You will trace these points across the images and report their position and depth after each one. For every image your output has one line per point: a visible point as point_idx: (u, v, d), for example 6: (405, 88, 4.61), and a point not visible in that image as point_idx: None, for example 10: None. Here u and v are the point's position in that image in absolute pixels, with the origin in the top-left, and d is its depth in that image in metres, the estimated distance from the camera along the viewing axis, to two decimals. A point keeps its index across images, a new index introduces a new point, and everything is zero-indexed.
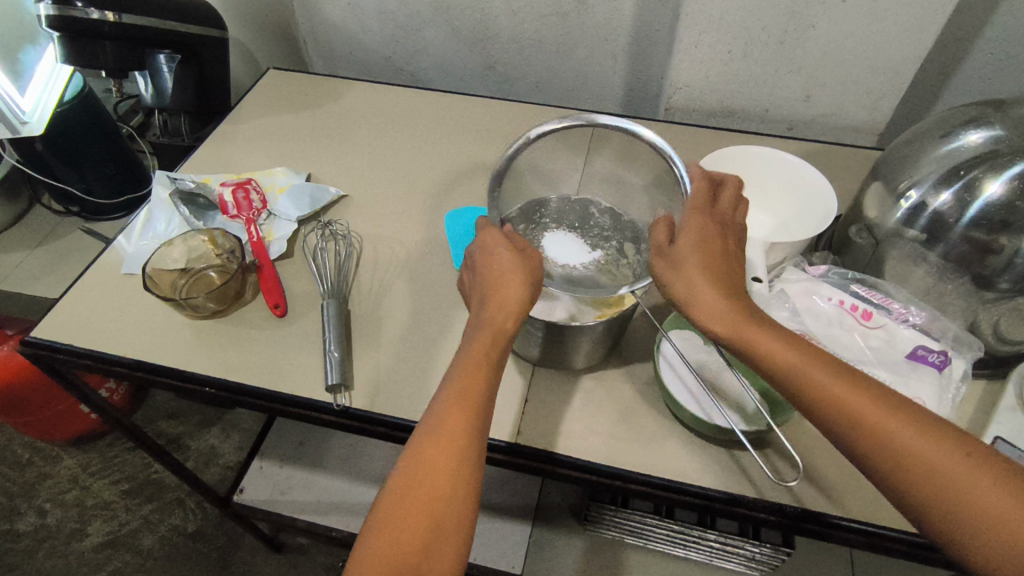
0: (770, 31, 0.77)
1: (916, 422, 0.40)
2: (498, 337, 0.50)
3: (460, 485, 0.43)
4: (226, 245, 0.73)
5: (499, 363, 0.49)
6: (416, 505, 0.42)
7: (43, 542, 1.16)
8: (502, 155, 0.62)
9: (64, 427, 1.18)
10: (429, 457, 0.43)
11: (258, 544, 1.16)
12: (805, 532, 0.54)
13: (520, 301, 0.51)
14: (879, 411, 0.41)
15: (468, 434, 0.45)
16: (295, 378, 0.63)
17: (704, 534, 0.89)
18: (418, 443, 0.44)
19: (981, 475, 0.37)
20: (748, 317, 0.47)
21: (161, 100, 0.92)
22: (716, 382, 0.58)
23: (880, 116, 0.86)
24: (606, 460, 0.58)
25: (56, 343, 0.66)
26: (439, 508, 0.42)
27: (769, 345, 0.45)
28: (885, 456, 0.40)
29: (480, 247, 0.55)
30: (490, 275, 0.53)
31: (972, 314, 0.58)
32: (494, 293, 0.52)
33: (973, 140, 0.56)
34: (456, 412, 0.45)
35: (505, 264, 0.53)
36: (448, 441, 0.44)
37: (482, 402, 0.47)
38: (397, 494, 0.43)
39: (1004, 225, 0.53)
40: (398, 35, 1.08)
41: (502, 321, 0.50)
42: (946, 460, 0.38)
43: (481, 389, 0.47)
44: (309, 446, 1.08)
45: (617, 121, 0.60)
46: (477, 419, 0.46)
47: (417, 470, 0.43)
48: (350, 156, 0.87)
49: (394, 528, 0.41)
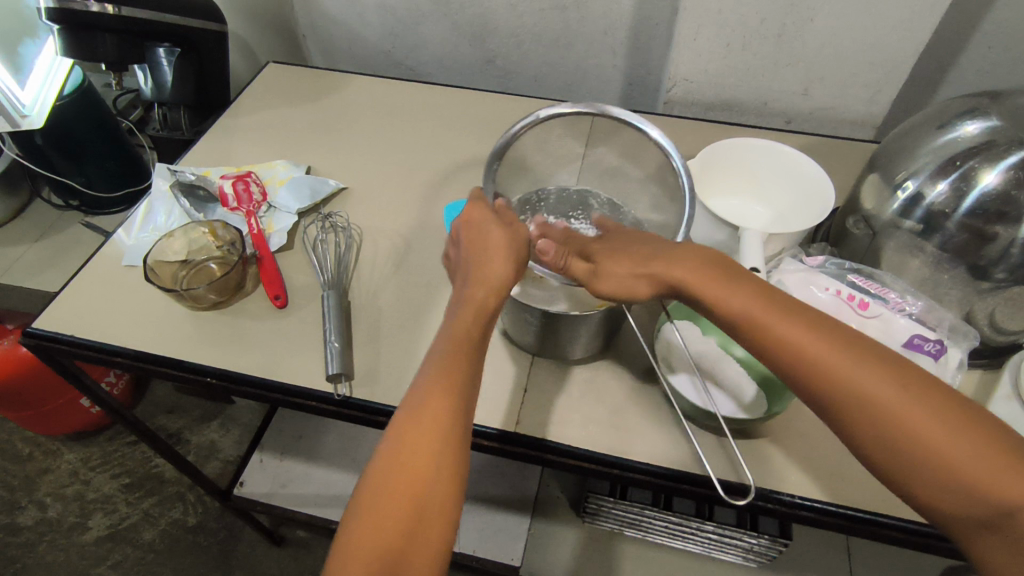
0: (768, 24, 0.78)
1: (897, 379, 0.39)
2: (481, 311, 0.51)
3: (444, 466, 0.43)
4: (226, 237, 0.73)
5: (479, 341, 0.50)
6: (398, 485, 0.42)
7: (44, 536, 1.17)
8: (505, 133, 0.65)
9: (64, 421, 1.18)
10: (411, 438, 0.44)
11: (258, 538, 1.17)
12: (800, 520, 0.55)
13: (503, 276, 0.52)
14: (859, 370, 0.40)
15: (448, 415, 0.45)
16: (295, 369, 0.63)
17: (703, 525, 0.90)
18: (401, 427, 0.44)
19: (956, 431, 0.37)
20: (721, 275, 0.46)
21: (161, 94, 0.92)
22: (715, 372, 0.59)
23: (878, 109, 0.86)
24: (604, 449, 0.59)
25: (57, 335, 0.66)
26: (422, 489, 0.42)
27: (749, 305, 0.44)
28: (863, 417, 0.39)
29: (463, 224, 0.57)
30: (474, 254, 0.54)
31: (968, 305, 0.59)
32: (477, 269, 0.53)
33: (969, 130, 0.56)
34: (436, 394, 0.46)
35: (488, 242, 0.54)
36: (431, 422, 0.44)
37: (463, 383, 0.47)
38: (380, 479, 0.43)
39: (1000, 215, 0.54)
40: (397, 30, 1.08)
41: (484, 299, 0.51)
42: (923, 418, 0.38)
43: (461, 369, 0.47)
44: (309, 440, 1.08)
45: (627, 115, 0.64)
46: (457, 401, 0.46)
47: (399, 453, 0.43)
48: (350, 149, 0.87)
49: (377, 513, 0.41)
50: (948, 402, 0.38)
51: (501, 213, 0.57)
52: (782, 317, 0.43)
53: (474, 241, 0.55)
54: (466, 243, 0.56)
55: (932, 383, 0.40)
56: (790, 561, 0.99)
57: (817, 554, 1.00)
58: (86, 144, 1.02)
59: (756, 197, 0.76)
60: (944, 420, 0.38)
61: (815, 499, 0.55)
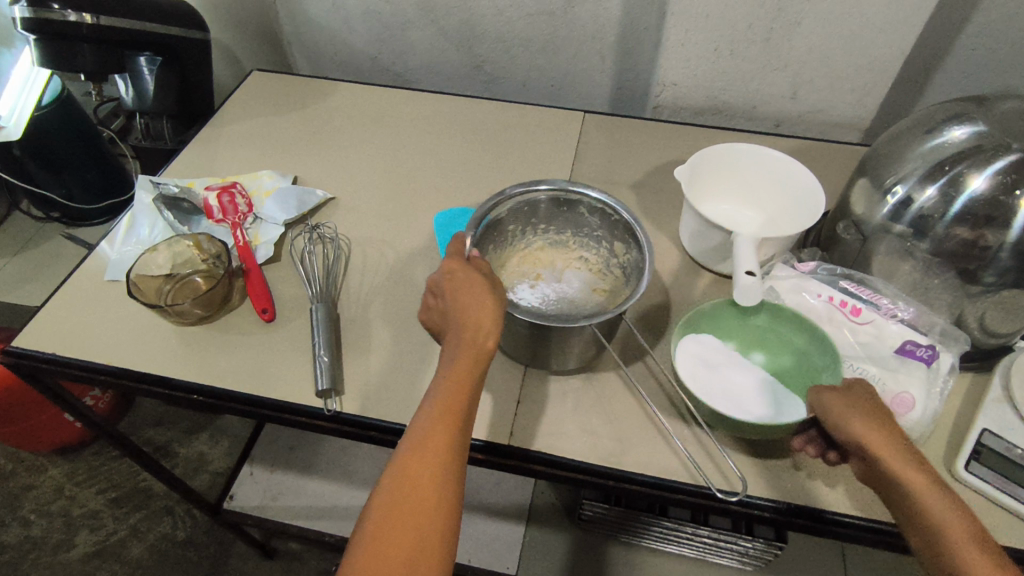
0: (755, 29, 0.78)
1: None
2: (478, 354, 0.49)
3: (444, 500, 0.43)
4: (212, 250, 0.72)
5: (481, 379, 0.49)
6: (401, 525, 0.42)
7: (29, 554, 1.15)
8: (479, 208, 0.59)
9: (48, 437, 1.16)
10: (415, 470, 0.44)
11: (249, 552, 1.15)
12: (796, 528, 0.55)
13: (495, 318, 0.50)
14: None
15: (450, 447, 0.45)
16: (284, 384, 0.62)
17: (698, 531, 0.89)
18: (401, 465, 0.44)
19: None
20: (910, 457, 0.46)
21: (142, 103, 0.90)
22: (733, 385, 0.58)
23: (865, 112, 0.86)
24: (598, 460, 0.58)
25: (40, 352, 0.64)
26: (426, 523, 0.42)
27: (915, 478, 0.44)
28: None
29: (445, 272, 0.53)
30: (461, 298, 0.51)
31: (959, 309, 0.59)
32: (465, 313, 0.50)
33: (957, 135, 0.57)
34: (440, 426, 0.45)
35: (478, 288, 0.51)
36: (433, 459, 0.44)
37: (465, 418, 0.46)
38: (384, 511, 0.42)
39: (988, 220, 0.54)
40: (384, 36, 1.07)
41: (481, 338, 0.49)
42: None
43: (464, 402, 0.47)
44: (299, 451, 1.07)
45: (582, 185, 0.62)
46: (459, 437, 0.46)
47: (403, 486, 0.43)
48: (337, 158, 0.86)
49: (379, 549, 0.41)
50: None
51: (481, 263, 0.54)
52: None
53: (461, 288, 0.52)
54: (447, 291, 0.52)
55: None
56: (786, 564, 0.99)
57: (811, 556, 1.00)
58: (67, 154, 1.00)
59: (745, 202, 0.76)
60: None
61: (811, 506, 0.55)
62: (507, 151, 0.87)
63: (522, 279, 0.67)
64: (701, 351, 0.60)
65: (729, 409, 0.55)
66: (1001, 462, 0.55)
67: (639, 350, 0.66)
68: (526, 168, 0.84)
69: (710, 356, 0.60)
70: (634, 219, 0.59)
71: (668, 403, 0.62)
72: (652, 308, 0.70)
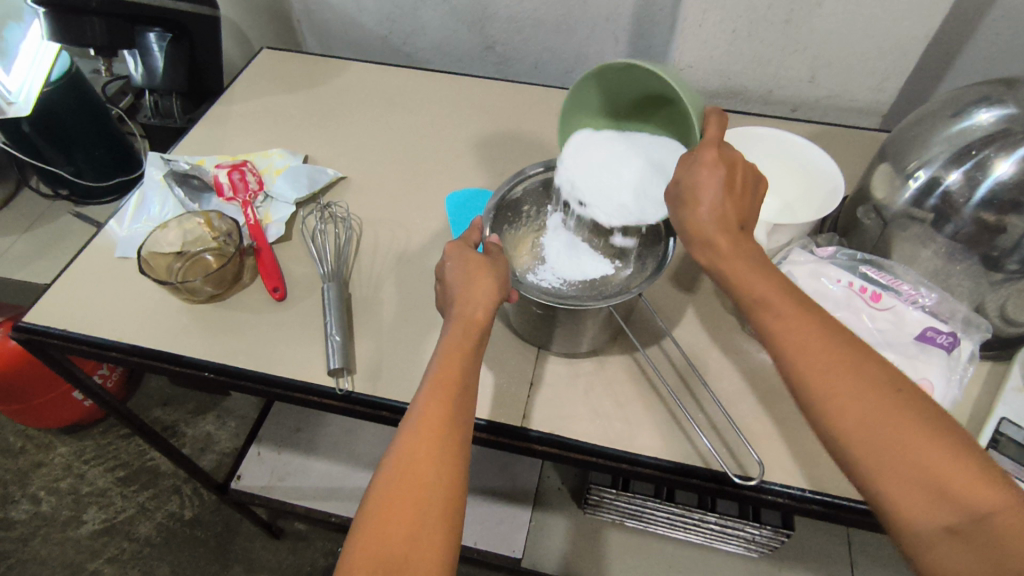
0: (775, 10, 0.76)
1: (882, 394, 0.39)
2: (469, 328, 0.49)
3: (445, 469, 0.42)
4: (223, 228, 0.72)
5: (475, 353, 0.48)
6: (401, 495, 0.41)
7: (39, 530, 1.15)
8: (496, 191, 0.61)
9: (55, 415, 1.16)
10: (414, 443, 0.43)
11: (256, 531, 1.16)
12: (809, 513, 0.54)
13: (489, 294, 0.50)
14: (916, 433, 0.37)
15: (448, 421, 0.44)
16: (296, 362, 0.62)
17: (704, 517, 0.89)
18: (402, 438, 0.43)
19: (906, 425, 0.38)
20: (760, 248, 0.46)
21: (152, 81, 0.88)
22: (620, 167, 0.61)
23: (884, 97, 0.85)
24: (611, 442, 0.58)
25: (50, 328, 0.64)
26: (428, 491, 0.41)
27: (763, 270, 0.45)
28: (888, 480, 0.37)
29: (449, 257, 0.53)
30: (459, 281, 0.51)
31: (980, 297, 0.58)
32: (461, 290, 0.50)
33: (984, 119, 0.55)
34: (438, 398, 0.44)
35: (473, 268, 0.51)
36: (432, 428, 0.43)
37: (462, 388, 0.46)
38: (387, 484, 0.42)
39: (1014, 205, 0.52)
40: (394, 15, 1.06)
41: (473, 313, 0.49)
42: (901, 428, 0.38)
43: (459, 373, 0.46)
44: (305, 431, 1.07)
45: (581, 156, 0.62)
46: (457, 405, 0.45)
47: (403, 457, 0.42)
48: (347, 137, 0.86)
49: (382, 522, 0.41)
50: (919, 411, 0.38)
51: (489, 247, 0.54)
52: (840, 385, 0.40)
53: (461, 274, 0.51)
54: (451, 274, 0.52)
55: (916, 398, 0.39)
56: (790, 549, 0.99)
57: (818, 542, 1.00)
58: (74, 130, 1.02)
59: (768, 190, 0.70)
60: (907, 426, 0.38)
61: (825, 493, 0.54)
62: (519, 132, 0.86)
63: (537, 262, 0.64)
64: (592, 144, 0.63)
65: (630, 195, 0.59)
66: (1021, 450, 0.54)
67: (651, 333, 0.66)
68: (538, 150, 0.83)
69: (595, 146, 0.63)
70: (627, 186, 0.60)
71: (683, 388, 0.61)
72: (665, 293, 0.69)
